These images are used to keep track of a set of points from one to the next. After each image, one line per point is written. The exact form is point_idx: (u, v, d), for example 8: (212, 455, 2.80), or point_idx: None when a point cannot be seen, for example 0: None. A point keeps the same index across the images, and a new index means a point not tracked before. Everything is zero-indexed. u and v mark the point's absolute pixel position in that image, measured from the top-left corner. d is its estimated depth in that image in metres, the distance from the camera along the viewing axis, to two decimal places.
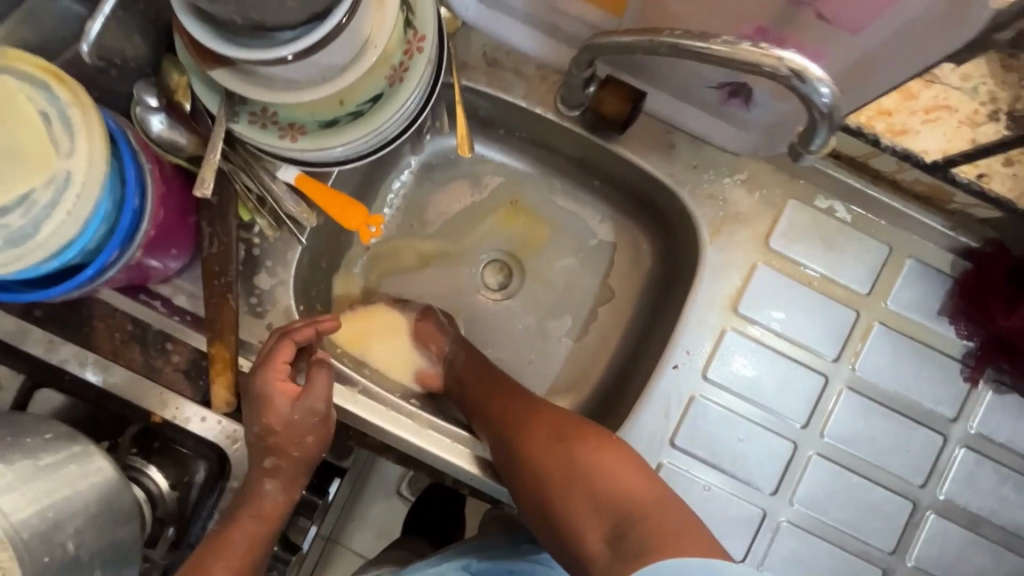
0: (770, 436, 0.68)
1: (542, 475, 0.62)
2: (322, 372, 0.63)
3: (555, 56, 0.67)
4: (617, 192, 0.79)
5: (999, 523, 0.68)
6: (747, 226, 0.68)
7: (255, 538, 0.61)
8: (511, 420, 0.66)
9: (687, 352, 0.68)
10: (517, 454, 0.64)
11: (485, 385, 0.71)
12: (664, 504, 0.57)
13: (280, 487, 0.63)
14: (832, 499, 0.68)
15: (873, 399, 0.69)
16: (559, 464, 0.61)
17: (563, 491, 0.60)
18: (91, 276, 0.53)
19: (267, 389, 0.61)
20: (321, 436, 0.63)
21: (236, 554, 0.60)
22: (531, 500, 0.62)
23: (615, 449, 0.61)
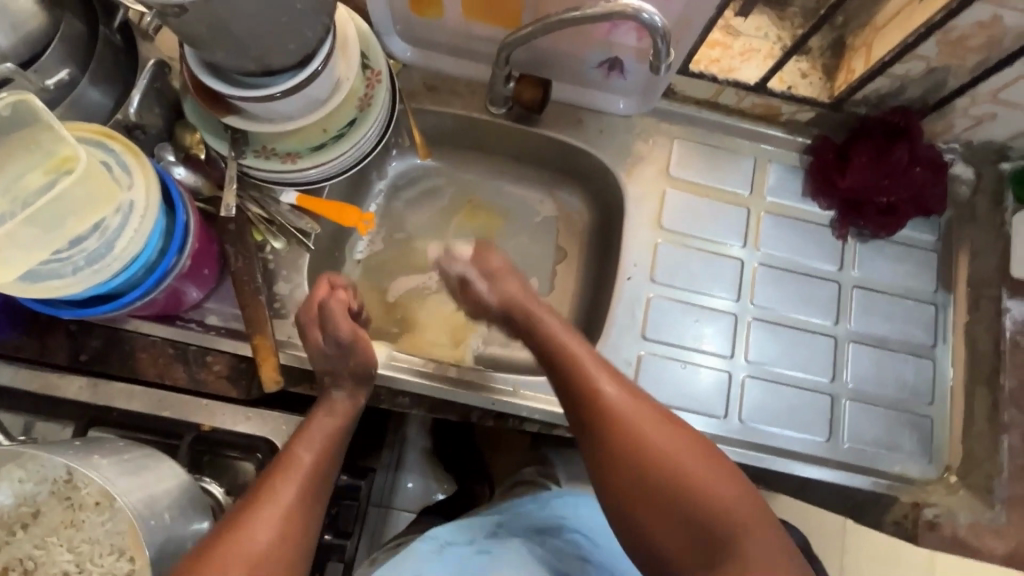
0: (715, 315, 0.86)
1: (644, 478, 0.61)
2: (335, 306, 0.73)
3: (477, 72, 0.89)
4: (550, 171, 1.00)
5: (901, 338, 0.88)
6: (651, 164, 0.90)
7: (332, 432, 0.68)
8: (614, 421, 0.63)
9: (635, 265, 0.87)
10: (620, 453, 0.62)
11: (581, 383, 0.67)
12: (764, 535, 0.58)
13: (345, 394, 0.73)
14: (776, 350, 0.86)
15: (779, 269, 0.89)
16: (664, 475, 0.60)
17: (660, 498, 0.60)
18: (156, 283, 0.66)
19: (305, 321, 0.74)
20: (360, 359, 0.73)
21: (317, 442, 0.66)
22: (624, 499, 0.62)
23: (721, 469, 0.61)
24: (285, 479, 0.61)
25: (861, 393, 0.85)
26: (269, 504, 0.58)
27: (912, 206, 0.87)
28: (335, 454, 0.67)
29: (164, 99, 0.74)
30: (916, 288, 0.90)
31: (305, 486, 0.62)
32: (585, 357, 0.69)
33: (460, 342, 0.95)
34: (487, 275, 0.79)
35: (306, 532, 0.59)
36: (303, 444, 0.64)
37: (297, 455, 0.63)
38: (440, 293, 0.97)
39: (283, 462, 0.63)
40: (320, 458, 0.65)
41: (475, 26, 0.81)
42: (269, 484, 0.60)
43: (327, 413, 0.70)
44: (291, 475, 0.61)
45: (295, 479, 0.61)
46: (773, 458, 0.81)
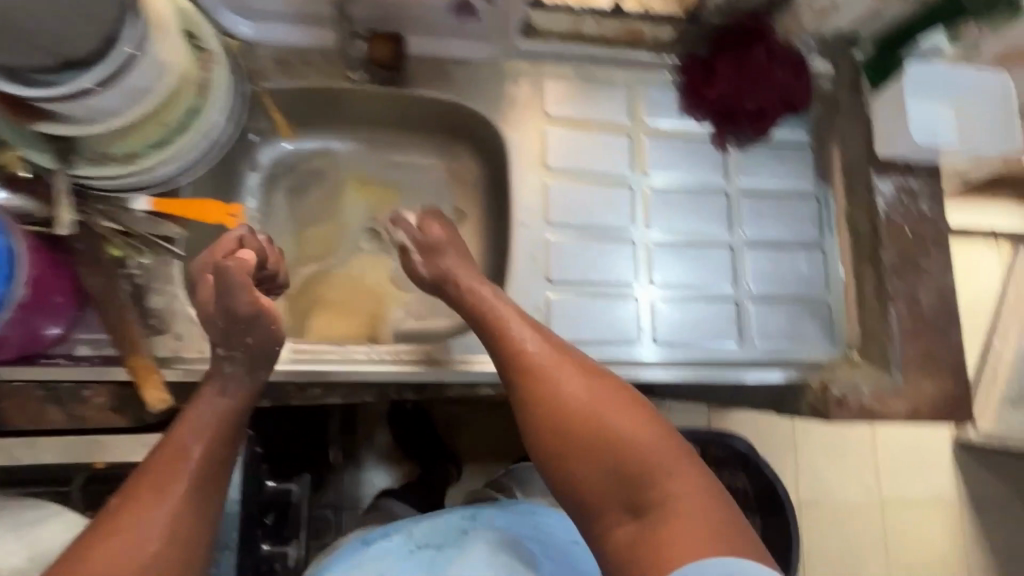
0: (614, 245, 0.87)
1: (566, 435, 0.58)
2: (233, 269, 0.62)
3: (327, 39, 0.84)
4: (431, 132, 0.96)
5: (791, 235, 0.92)
6: (526, 107, 0.88)
7: (225, 413, 0.61)
8: (533, 378, 0.62)
9: (527, 210, 0.86)
10: (541, 413, 0.60)
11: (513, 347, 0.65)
12: (697, 492, 0.55)
13: (242, 370, 0.64)
14: (678, 268, 0.88)
15: (669, 189, 0.90)
16: (589, 433, 0.57)
17: (586, 456, 0.57)
18: None
19: (197, 274, 0.68)
20: (262, 334, 0.65)
21: (207, 429, 0.58)
22: (551, 458, 0.59)
23: (641, 417, 0.58)
24: (164, 473, 0.54)
25: (762, 293, 0.89)
26: (149, 507, 0.52)
27: (779, 106, 0.89)
28: (231, 437, 0.60)
29: None
30: (797, 184, 0.93)
31: (193, 483, 0.55)
32: (507, 317, 0.68)
33: (372, 323, 0.92)
34: (424, 248, 0.78)
35: (194, 533, 0.53)
36: (190, 436, 0.57)
37: (183, 445, 0.56)
38: (343, 277, 0.95)
39: (163, 453, 0.55)
40: (212, 445, 0.57)
41: None
42: (146, 481, 0.53)
43: (221, 394, 0.62)
44: (175, 468, 0.54)
45: (181, 477, 0.54)
46: (692, 370, 0.84)
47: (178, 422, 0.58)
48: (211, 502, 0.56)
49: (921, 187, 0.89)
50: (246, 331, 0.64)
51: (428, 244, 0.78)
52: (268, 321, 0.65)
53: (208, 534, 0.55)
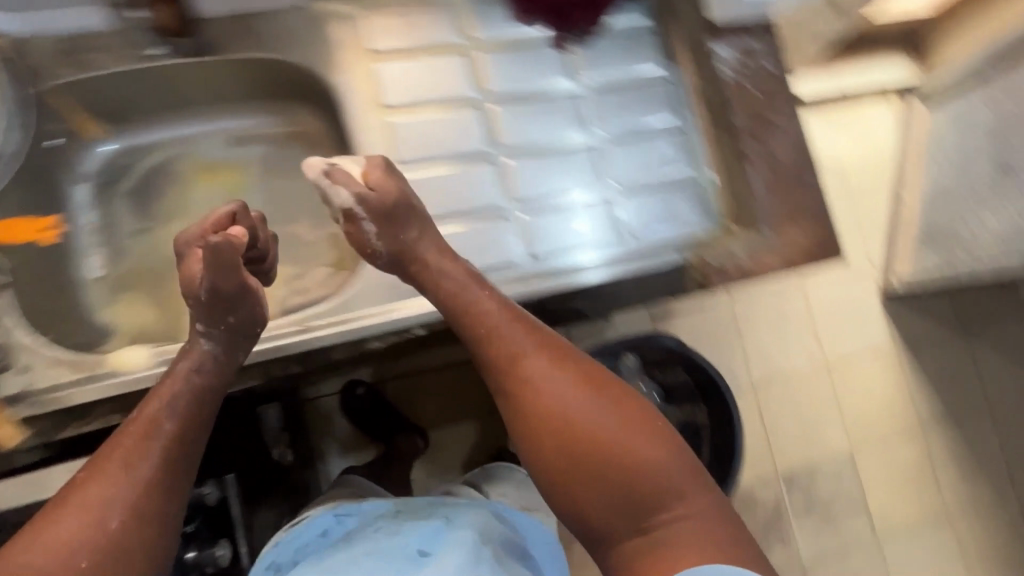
0: (473, 171, 0.84)
1: (566, 440, 0.64)
2: (226, 245, 0.68)
3: (109, 17, 0.76)
4: (265, 100, 0.92)
5: (646, 121, 0.91)
6: (348, 49, 0.84)
7: (201, 393, 0.68)
8: (526, 384, 0.66)
9: (372, 154, 0.82)
10: (541, 418, 0.65)
11: (513, 356, 0.68)
12: (670, 473, 0.64)
13: (212, 346, 0.71)
14: (541, 179, 0.86)
15: (516, 102, 0.87)
16: (596, 451, 0.63)
17: (589, 468, 0.63)
18: None
19: (183, 249, 0.74)
20: (254, 300, 0.72)
21: (184, 407, 0.66)
22: (551, 468, 0.65)
23: (627, 417, 0.65)
24: (140, 437, 0.61)
25: (628, 185, 0.89)
26: (126, 475, 0.59)
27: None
28: (203, 411, 0.68)
29: None
30: (644, 71, 0.92)
31: (165, 455, 0.62)
32: (499, 316, 0.70)
33: None
34: (378, 214, 0.74)
35: (161, 503, 0.60)
36: (165, 413, 0.64)
37: (156, 419, 0.63)
38: None
39: (135, 426, 0.62)
40: (182, 422, 0.65)
41: None
42: (122, 448, 0.60)
43: (193, 371, 0.70)
44: (148, 436, 0.62)
45: (151, 452, 0.61)
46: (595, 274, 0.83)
47: (154, 391, 0.66)
48: (184, 466, 0.64)
49: (761, 46, 0.88)
50: (228, 305, 0.71)
51: (386, 211, 0.74)
52: (253, 302, 0.72)
53: (175, 511, 0.62)
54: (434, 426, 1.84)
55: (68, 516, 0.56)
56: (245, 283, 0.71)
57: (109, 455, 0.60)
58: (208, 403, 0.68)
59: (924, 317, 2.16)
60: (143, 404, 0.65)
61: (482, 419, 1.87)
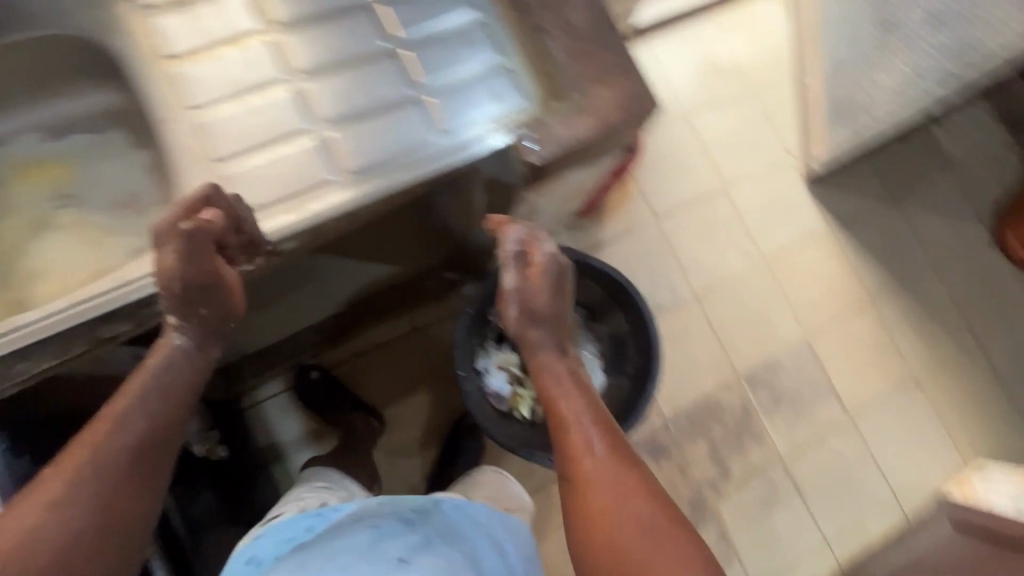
0: (271, 97, 0.83)
1: (614, 562, 0.79)
2: (206, 235, 0.77)
3: None
4: (68, 86, 0.91)
5: (447, 21, 0.89)
6: (122, 9, 0.83)
7: (172, 378, 0.84)
8: (613, 505, 0.83)
9: (168, 106, 0.82)
10: (595, 530, 0.82)
11: (586, 484, 0.86)
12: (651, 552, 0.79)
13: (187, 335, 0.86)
14: (346, 96, 0.84)
15: (301, 26, 0.86)
16: (604, 523, 0.82)
17: (616, 560, 0.78)
18: None
19: (162, 233, 0.78)
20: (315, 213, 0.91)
21: (157, 395, 0.82)
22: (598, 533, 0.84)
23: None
24: (114, 425, 0.78)
25: (439, 85, 0.86)
26: (82, 473, 0.73)
27: None
28: (162, 409, 0.82)
29: None
30: None
31: (129, 437, 0.78)
32: (598, 474, 0.86)
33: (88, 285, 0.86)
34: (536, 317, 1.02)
35: (120, 503, 0.75)
36: (130, 389, 0.81)
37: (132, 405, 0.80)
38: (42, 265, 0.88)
39: (105, 422, 0.78)
40: (147, 401, 0.81)
41: None
42: (88, 442, 0.75)
43: (167, 362, 0.84)
44: (115, 412, 0.79)
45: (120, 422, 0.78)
46: (465, 150, 0.84)
47: (136, 381, 0.82)
48: (145, 463, 0.78)
49: None
50: (201, 295, 0.82)
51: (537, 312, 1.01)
52: (222, 295, 0.84)
53: (137, 480, 0.77)
54: (388, 405, 1.84)
55: (67, 484, 0.72)
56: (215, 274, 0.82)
57: (80, 448, 0.75)
58: (179, 390, 0.84)
59: (852, 194, 2.17)
60: (114, 408, 0.80)
61: (434, 387, 1.87)
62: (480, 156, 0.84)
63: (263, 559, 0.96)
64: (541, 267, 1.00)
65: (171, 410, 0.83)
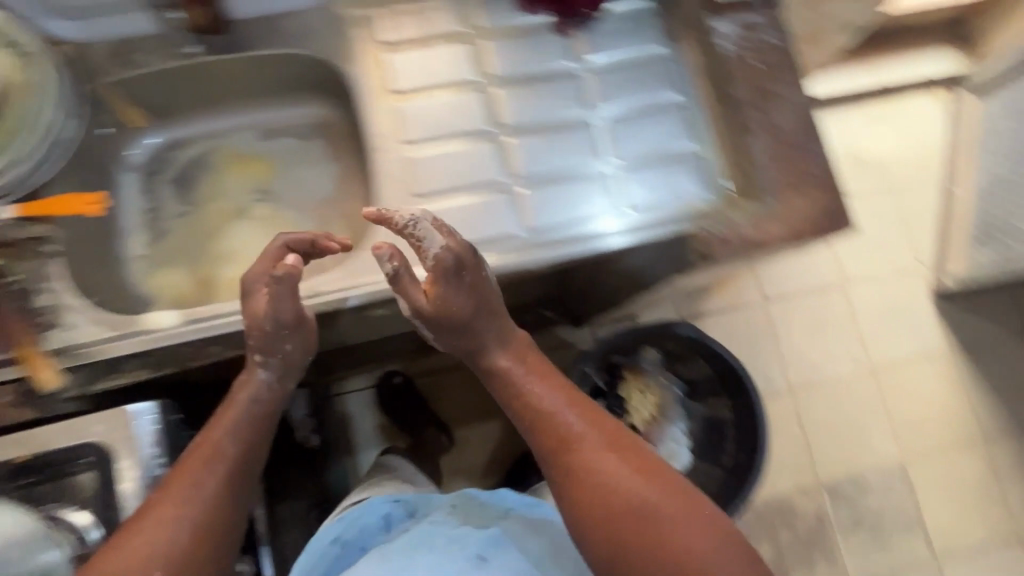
0: (477, 146, 0.88)
1: (659, 550, 0.62)
2: (281, 286, 0.73)
3: (151, 23, 0.86)
4: (292, 97, 0.99)
5: (651, 101, 0.93)
6: (362, 41, 0.90)
7: (252, 417, 0.77)
8: (590, 450, 0.68)
9: (384, 136, 0.87)
10: (658, 555, 0.62)
11: (564, 441, 0.70)
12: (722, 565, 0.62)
13: (271, 375, 0.79)
14: (547, 156, 0.88)
15: (518, 83, 0.91)
16: (610, 501, 0.65)
17: (642, 542, 0.63)
18: None
19: (252, 286, 0.76)
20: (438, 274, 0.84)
21: (239, 434, 0.74)
22: (631, 558, 0.63)
23: (704, 520, 0.65)
24: (200, 462, 0.70)
25: (635, 161, 0.90)
26: (183, 505, 0.66)
27: None
28: (255, 440, 0.76)
29: None
30: (647, 53, 0.94)
31: (213, 473, 0.70)
32: (580, 430, 0.70)
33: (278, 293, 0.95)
34: (440, 327, 0.76)
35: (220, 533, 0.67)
36: (214, 428, 0.74)
37: (216, 443, 0.72)
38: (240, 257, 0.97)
39: (201, 450, 0.71)
40: (232, 436, 0.74)
41: None
42: (188, 473, 0.69)
43: (251, 401, 0.78)
44: (200, 452, 0.71)
45: (208, 460, 0.70)
46: (591, 243, 0.83)
47: (224, 417, 0.75)
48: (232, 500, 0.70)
49: (762, 19, 0.89)
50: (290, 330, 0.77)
51: (450, 326, 0.76)
52: (303, 337, 0.78)
53: (230, 517, 0.69)
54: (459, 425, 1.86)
55: (174, 512, 0.65)
56: (300, 318, 0.76)
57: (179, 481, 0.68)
58: (258, 429, 0.77)
59: (987, 322, 1.98)
60: (205, 444, 0.72)
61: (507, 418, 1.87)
62: (621, 247, 0.84)
63: (346, 540, 1.02)
64: (432, 277, 0.73)
65: (253, 450, 0.75)
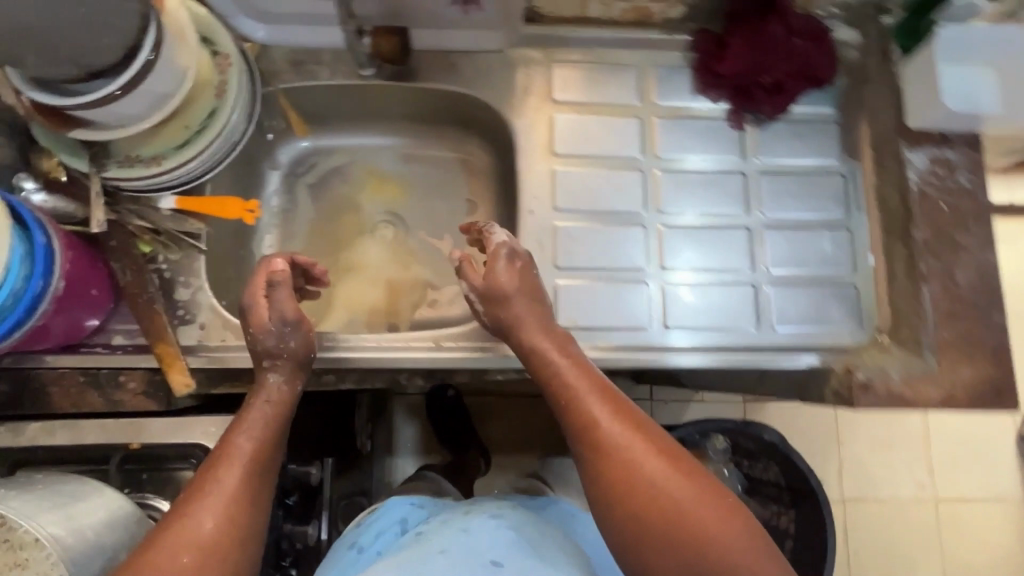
0: (625, 230, 0.85)
1: (671, 528, 0.55)
2: (285, 288, 0.71)
3: (335, 38, 0.86)
4: (443, 128, 0.98)
5: (812, 215, 0.88)
6: (533, 95, 0.88)
7: (269, 420, 0.67)
8: (614, 429, 0.60)
9: (535, 197, 0.85)
10: (668, 529, 0.55)
11: (584, 415, 0.62)
12: (719, 526, 0.55)
13: (282, 378, 0.71)
14: (693, 253, 0.86)
15: (679, 171, 0.88)
16: (631, 475, 0.58)
17: (653, 518, 0.55)
18: (7, 334, 0.62)
19: (252, 301, 0.73)
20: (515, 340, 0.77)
21: (258, 434, 0.65)
22: (619, 511, 0.57)
23: (736, 521, 0.56)
24: (223, 470, 0.61)
25: (782, 277, 0.86)
26: (199, 514, 0.57)
27: (797, 80, 0.86)
28: (276, 444, 0.66)
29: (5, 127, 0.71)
30: (821, 163, 0.89)
31: (234, 479, 0.61)
32: (608, 416, 0.61)
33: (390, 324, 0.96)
34: (485, 295, 0.73)
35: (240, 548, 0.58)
36: (237, 433, 0.64)
37: (235, 445, 0.63)
38: (359, 279, 0.98)
39: (220, 455, 0.62)
40: (257, 439, 0.64)
41: None
42: (207, 477, 0.60)
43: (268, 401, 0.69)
44: (222, 459, 0.62)
45: (229, 465, 0.61)
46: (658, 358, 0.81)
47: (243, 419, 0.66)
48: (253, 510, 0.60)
49: (958, 158, 0.82)
50: (284, 331, 0.71)
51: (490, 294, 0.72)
52: (301, 337, 0.72)
53: (253, 531, 0.60)
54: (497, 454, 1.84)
55: (198, 516, 0.57)
56: (299, 322, 0.72)
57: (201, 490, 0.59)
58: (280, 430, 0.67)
59: None
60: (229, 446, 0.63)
61: None
62: (726, 367, 0.81)
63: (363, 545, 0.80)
64: (491, 294, 0.72)
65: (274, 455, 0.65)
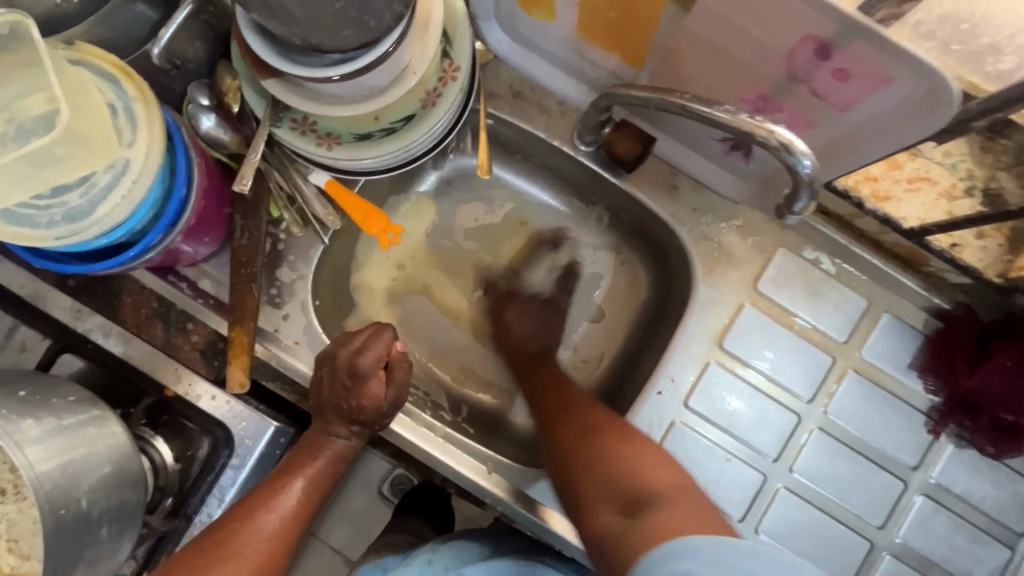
0: (745, 468, 0.73)
1: (610, 464, 0.61)
2: (408, 372, 0.69)
3: (575, 94, 0.73)
4: (621, 226, 0.85)
5: (949, 568, 0.73)
6: (738, 268, 0.74)
7: (318, 482, 0.65)
8: (582, 403, 0.72)
9: (672, 379, 0.73)
10: (595, 465, 0.62)
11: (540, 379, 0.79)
12: (649, 464, 0.60)
13: (347, 437, 0.67)
14: (797, 532, 0.72)
15: (840, 437, 0.73)
16: (572, 419, 0.69)
17: (582, 452, 0.64)
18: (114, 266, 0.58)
19: (368, 370, 0.66)
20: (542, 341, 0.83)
21: (312, 481, 0.64)
22: (566, 464, 0.65)
23: (667, 466, 0.60)
24: (274, 520, 0.61)
25: None
26: (239, 551, 0.59)
27: None
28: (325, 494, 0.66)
29: (208, 31, 0.65)
30: (999, 522, 0.73)
31: (278, 528, 0.61)
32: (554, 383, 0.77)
33: (454, 386, 0.86)
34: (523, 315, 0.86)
35: None
36: (292, 477, 0.63)
37: (285, 487, 0.63)
38: (451, 321, 0.88)
39: (267, 491, 0.62)
40: (310, 490, 0.64)
41: (589, 47, 0.64)
42: (251, 515, 0.60)
43: (335, 457, 0.67)
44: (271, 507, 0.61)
45: (277, 507, 0.61)
46: None
47: (301, 467, 0.64)
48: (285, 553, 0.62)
49: None
50: (377, 411, 0.67)
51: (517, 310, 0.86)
52: (381, 418, 0.68)
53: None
54: None
55: (241, 543, 0.59)
56: (398, 399, 0.68)
57: (243, 538, 0.59)
58: (331, 479, 0.66)
59: None
60: (279, 489, 0.62)
61: None
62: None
63: None
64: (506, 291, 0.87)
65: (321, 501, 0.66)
